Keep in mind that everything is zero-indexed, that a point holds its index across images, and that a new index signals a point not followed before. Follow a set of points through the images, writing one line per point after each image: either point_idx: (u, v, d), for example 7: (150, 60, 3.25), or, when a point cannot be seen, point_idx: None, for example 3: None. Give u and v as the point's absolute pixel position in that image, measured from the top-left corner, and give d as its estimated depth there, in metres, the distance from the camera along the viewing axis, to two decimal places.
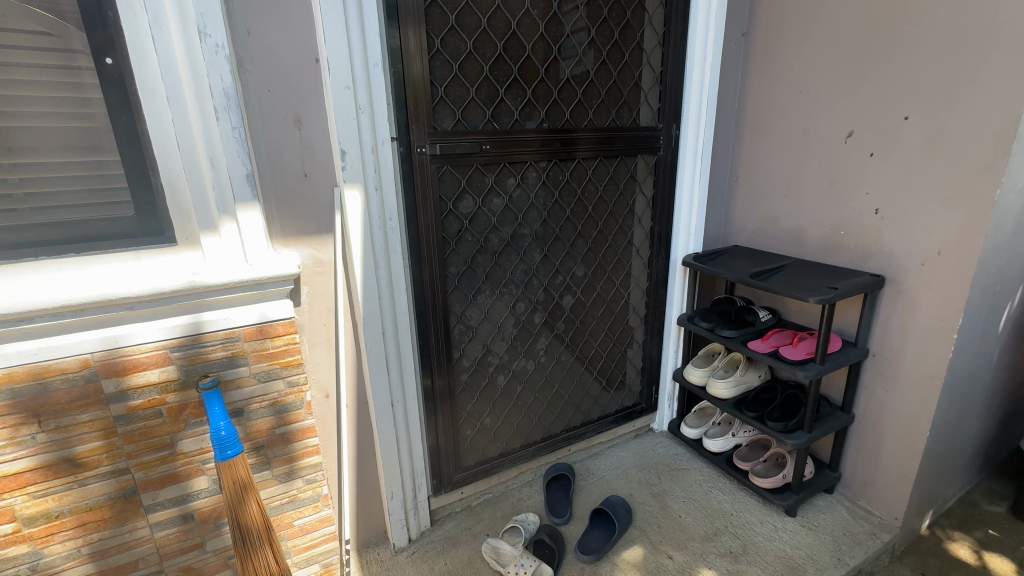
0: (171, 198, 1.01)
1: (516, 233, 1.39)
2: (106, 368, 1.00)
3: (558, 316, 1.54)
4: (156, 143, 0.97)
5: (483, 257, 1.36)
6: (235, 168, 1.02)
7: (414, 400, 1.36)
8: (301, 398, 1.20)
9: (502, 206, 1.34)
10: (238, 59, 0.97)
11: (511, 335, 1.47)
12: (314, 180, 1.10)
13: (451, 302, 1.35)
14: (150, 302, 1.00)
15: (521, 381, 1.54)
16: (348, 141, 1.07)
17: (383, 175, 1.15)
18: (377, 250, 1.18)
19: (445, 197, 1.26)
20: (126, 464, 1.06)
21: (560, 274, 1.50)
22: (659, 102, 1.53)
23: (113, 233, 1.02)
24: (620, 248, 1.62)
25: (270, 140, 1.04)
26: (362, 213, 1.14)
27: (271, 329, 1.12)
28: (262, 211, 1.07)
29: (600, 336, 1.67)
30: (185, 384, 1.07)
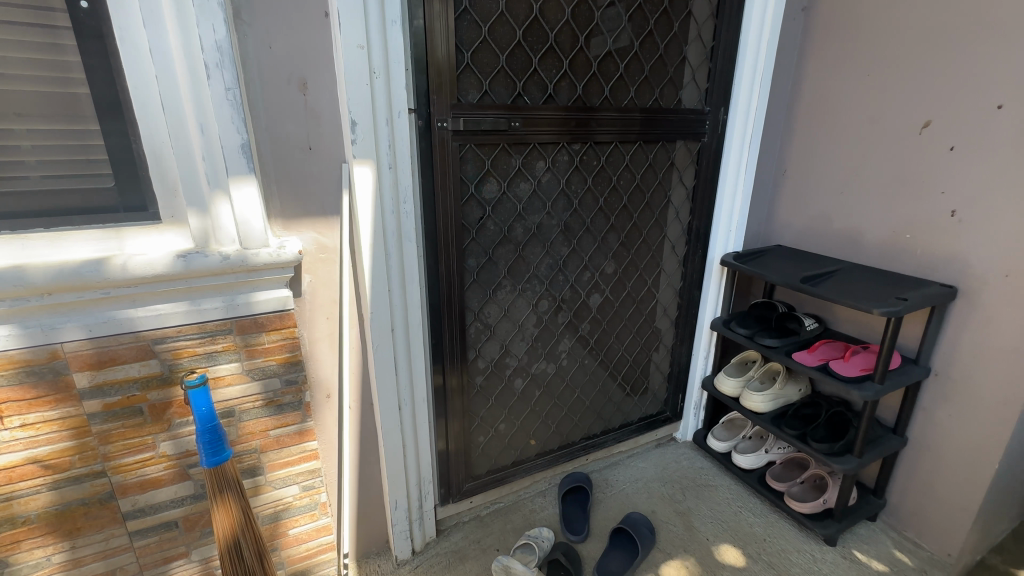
0: (156, 173, 0.88)
1: (543, 223, 1.24)
2: (79, 360, 0.88)
3: (583, 316, 1.40)
4: (137, 103, 0.83)
5: (506, 248, 1.21)
6: (228, 136, 0.87)
7: (423, 403, 1.23)
8: (299, 399, 1.10)
9: (529, 192, 1.20)
10: (234, 8, 0.83)
11: (532, 335, 1.33)
12: (320, 155, 0.97)
13: (468, 298, 1.21)
14: (129, 287, 0.88)
15: (540, 385, 1.40)
16: (360, 110, 0.93)
17: (397, 150, 1.00)
18: (388, 236, 1.05)
19: (467, 179, 1.12)
20: (101, 467, 0.95)
21: (588, 270, 1.35)
22: (708, 82, 1.37)
23: (88, 207, 0.88)
24: (653, 243, 1.47)
25: (270, 106, 0.90)
26: (374, 193, 1.00)
27: (269, 323, 1.01)
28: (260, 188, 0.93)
29: (627, 339, 1.52)
30: (168, 381, 0.96)
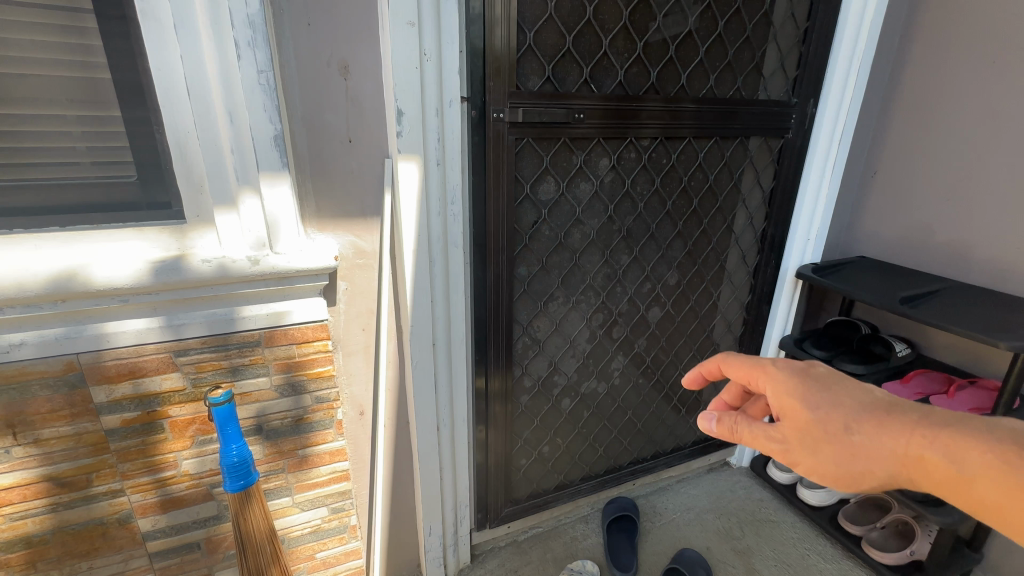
0: (179, 163, 0.76)
1: (603, 228, 1.10)
2: (95, 372, 0.80)
3: (641, 332, 1.25)
4: (159, 86, 0.72)
5: (561, 256, 1.08)
6: (260, 126, 0.76)
7: (463, 423, 1.12)
8: (329, 416, 1.00)
9: (590, 193, 1.06)
10: None
11: (584, 352, 1.20)
12: (361, 148, 0.86)
13: (517, 310, 1.08)
14: (149, 294, 0.79)
15: (589, 405, 1.27)
16: (408, 98, 0.81)
17: (447, 145, 0.88)
18: (432, 241, 0.93)
19: (522, 177, 0.98)
20: (120, 486, 0.88)
21: (650, 281, 1.20)
22: (797, 70, 1.19)
23: (111, 207, 0.80)
24: (721, 252, 1.30)
25: (308, 93, 0.80)
26: (419, 193, 0.88)
27: (300, 334, 0.91)
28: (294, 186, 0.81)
29: (686, 357, 1.37)
30: (191, 396, 0.87)
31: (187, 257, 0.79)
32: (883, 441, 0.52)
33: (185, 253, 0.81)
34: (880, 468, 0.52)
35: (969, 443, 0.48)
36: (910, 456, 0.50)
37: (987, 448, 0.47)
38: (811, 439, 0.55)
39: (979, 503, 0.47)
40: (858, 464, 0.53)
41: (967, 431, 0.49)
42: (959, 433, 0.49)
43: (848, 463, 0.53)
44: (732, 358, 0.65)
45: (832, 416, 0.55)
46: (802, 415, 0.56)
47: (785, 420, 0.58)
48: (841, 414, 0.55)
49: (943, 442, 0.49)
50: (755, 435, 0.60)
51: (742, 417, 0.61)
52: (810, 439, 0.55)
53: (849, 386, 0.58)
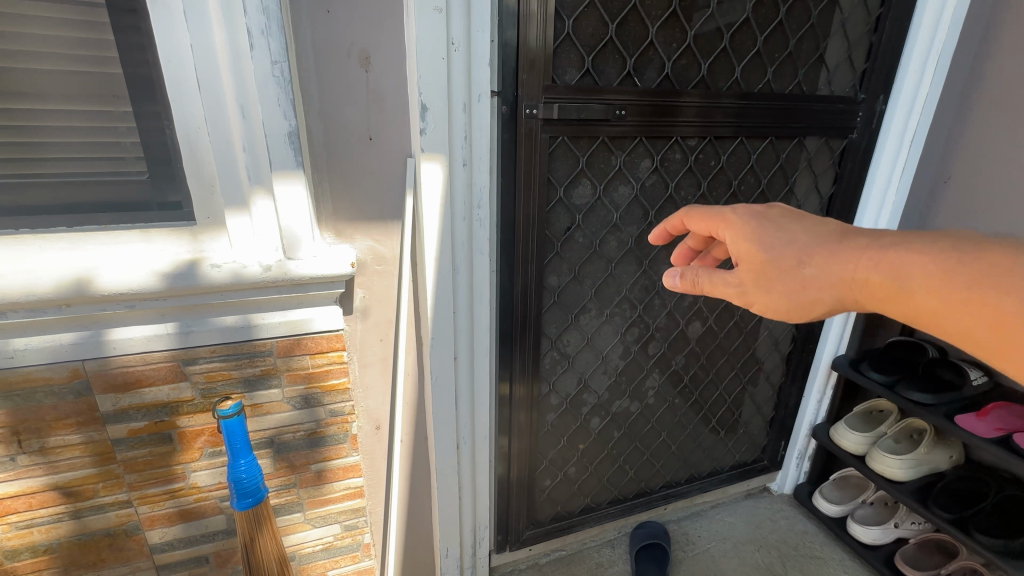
0: (190, 161, 0.71)
1: (642, 236, 1.00)
2: (100, 381, 0.76)
3: (679, 348, 1.15)
4: (168, 79, 0.67)
5: (595, 265, 0.99)
6: (273, 121, 0.70)
7: (484, 442, 1.05)
8: (344, 431, 0.94)
9: (629, 197, 0.97)
10: None
11: (617, 369, 1.11)
12: (382, 147, 0.79)
13: (546, 323, 1.00)
14: (157, 300, 0.75)
15: (620, 425, 1.18)
16: (433, 92, 0.74)
17: (475, 143, 0.81)
18: (456, 248, 0.86)
19: (556, 179, 0.90)
20: (127, 497, 0.84)
21: (691, 294, 1.10)
22: (867, 62, 1.06)
23: (115, 201, 0.75)
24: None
25: (326, 86, 0.74)
26: (443, 196, 0.80)
27: (315, 344, 0.86)
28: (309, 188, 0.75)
29: (728, 376, 1.26)
30: (200, 407, 0.83)
31: (197, 262, 0.75)
32: (831, 272, 0.51)
33: (194, 257, 0.76)
34: (829, 295, 0.52)
35: (912, 259, 0.47)
36: (856, 281, 0.50)
37: (933, 261, 0.45)
38: (764, 276, 0.55)
39: (931, 321, 0.46)
40: (807, 296, 0.53)
41: (916, 248, 0.47)
42: (902, 250, 0.48)
43: (798, 295, 0.54)
44: (693, 211, 0.64)
45: (786, 251, 0.54)
46: (757, 256, 0.56)
47: (742, 266, 0.58)
48: (794, 249, 0.54)
49: (888, 264, 0.48)
50: (715, 284, 0.60)
51: (703, 269, 0.61)
52: (764, 274, 0.55)
53: (805, 222, 0.57)
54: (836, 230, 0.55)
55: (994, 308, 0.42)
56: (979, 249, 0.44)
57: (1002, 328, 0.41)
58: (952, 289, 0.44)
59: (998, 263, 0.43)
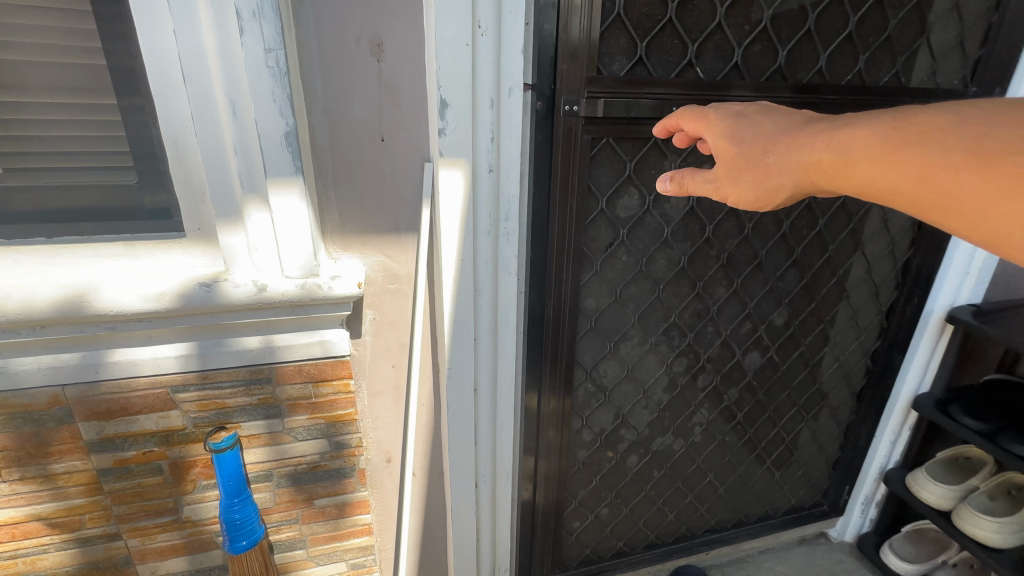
0: (177, 166, 0.62)
1: (697, 254, 0.86)
2: (83, 407, 0.69)
3: (733, 381, 1.00)
4: (151, 71, 0.58)
5: (639, 286, 0.85)
6: (268, 120, 0.59)
7: (507, 480, 0.93)
8: (351, 465, 0.85)
9: (683, 209, 0.82)
10: None
11: (660, 403, 0.97)
12: (396, 149, 0.69)
13: (580, 351, 0.87)
14: (141, 321, 0.66)
15: (660, 464, 1.04)
16: (454, 86, 0.62)
17: (503, 146, 0.68)
18: (478, 266, 0.74)
19: (597, 188, 0.77)
20: (116, 529, 0.77)
21: (751, 321, 0.94)
22: (983, 49, 0.87)
23: (95, 206, 0.66)
24: (851, 288, 1.00)
25: (332, 79, 0.64)
26: (464, 207, 0.69)
27: (319, 371, 0.76)
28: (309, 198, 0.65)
29: (788, 413, 1.09)
30: (191, 437, 0.74)
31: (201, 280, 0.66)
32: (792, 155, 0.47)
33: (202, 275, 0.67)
34: (786, 176, 0.48)
35: (856, 130, 0.43)
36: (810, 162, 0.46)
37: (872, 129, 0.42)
38: (729, 166, 0.52)
39: (878, 192, 0.43)
40: (767, 182, 0.50)
41: (863, 118, 0.44)
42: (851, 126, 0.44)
43: (760, 182, 0.50)
44: (686, 111, 0.59)
45: (751, 143, 0.51)
46: (729, 150, 0.52)
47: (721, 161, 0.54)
48: (759, 138, 0.51)
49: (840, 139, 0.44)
50: (699, 181, 0.55)
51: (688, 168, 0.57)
52: (732, 167, 0.52)
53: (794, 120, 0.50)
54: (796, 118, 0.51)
55: (923, 166, 0.39)
56: (926, 111, 0.40)
57: (925, 181, 0.39)
58: (889, 150, 0.41)
59: (931, 121, 0.39)
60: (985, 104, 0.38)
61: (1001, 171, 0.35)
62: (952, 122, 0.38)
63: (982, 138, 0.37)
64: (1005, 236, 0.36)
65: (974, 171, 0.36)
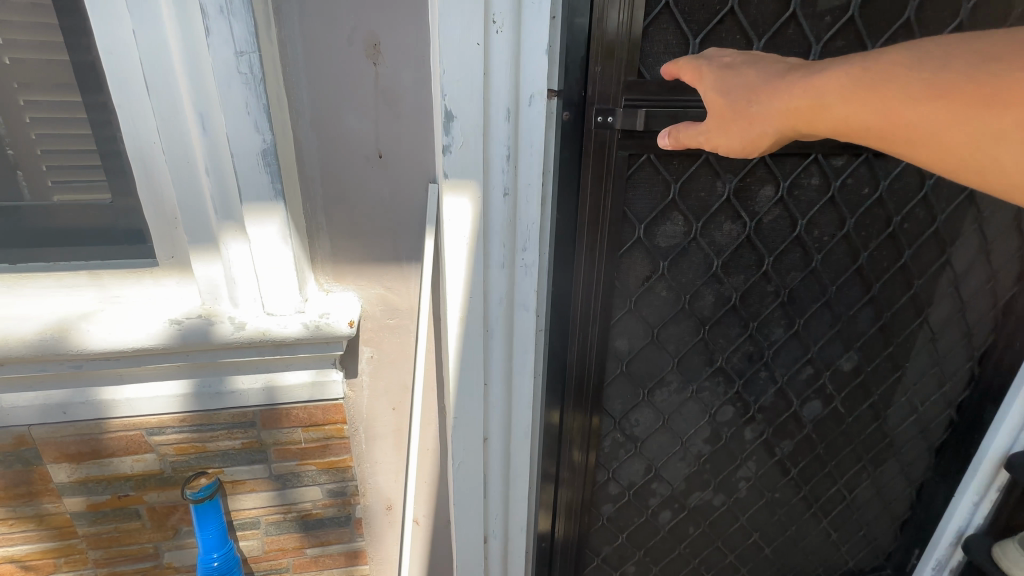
0: (145, 189, 0.55)
1: (751, 289, 0.72)
2: (51, 449, 0.63)
3: (787, 432, 0.86)
4: (112, 78, 0.50)
5: (680, 326, 0.73)
6: (241, 137, 0.50)
7: (520, 535, 0.83)
8: (347, 512, 0.76)
9: (738, 237, 0.68)
10: None
11: (700, 455, 0.84)
12: (397, 167, 0.59)
13: (608, 397, 0.75)
14: (107, 361, 0.59)
15: (698, 521, 0.91)
16: (462, 95, 0.52)
17: (520, 164, 0.57)
18: (489, 304, 0.63)
19: (633, 212, 0.64)
20: (94, 572, 0.72)
21: (813, 366, 0.80)
22: None
23: (56, 227, 0.59)
24: (938, 331, 0.83)
25: (321, 86, 0.54)
26: (472, 237, 0.58)
27: (309, 415, 0.68)
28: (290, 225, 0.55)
29: (852, 469, 0.94)
30: (168, 482, 0.67)
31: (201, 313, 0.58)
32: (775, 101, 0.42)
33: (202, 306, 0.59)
34: (770, 125, 0.43)
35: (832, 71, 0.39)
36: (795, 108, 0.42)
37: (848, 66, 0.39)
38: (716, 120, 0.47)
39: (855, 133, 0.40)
40: (752, 132, 0.45)
41: (840, 61, 0.40)
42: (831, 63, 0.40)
43: (746, 135, 0.46)
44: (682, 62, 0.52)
45: (738, 91, 0.46)
46: (717, 103, 0.47)
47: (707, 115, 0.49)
48: (747, 85, 0.45)
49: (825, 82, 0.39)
50: (692, 136, 0.50)
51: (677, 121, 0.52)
52: (720, 120, 0.47)
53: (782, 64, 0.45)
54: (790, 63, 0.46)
55: (892, 106, 0.37)
56: (893, 48, 0.38)
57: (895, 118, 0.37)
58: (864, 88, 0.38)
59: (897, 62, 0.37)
60: (951, 36, 0.36)
61: (967, 97, 0.34)
62: (917, 58, 0.36)
63: (946, 67, 0.35)
64: (985, 157, 0.34)
65: (937, 104, 0.35)
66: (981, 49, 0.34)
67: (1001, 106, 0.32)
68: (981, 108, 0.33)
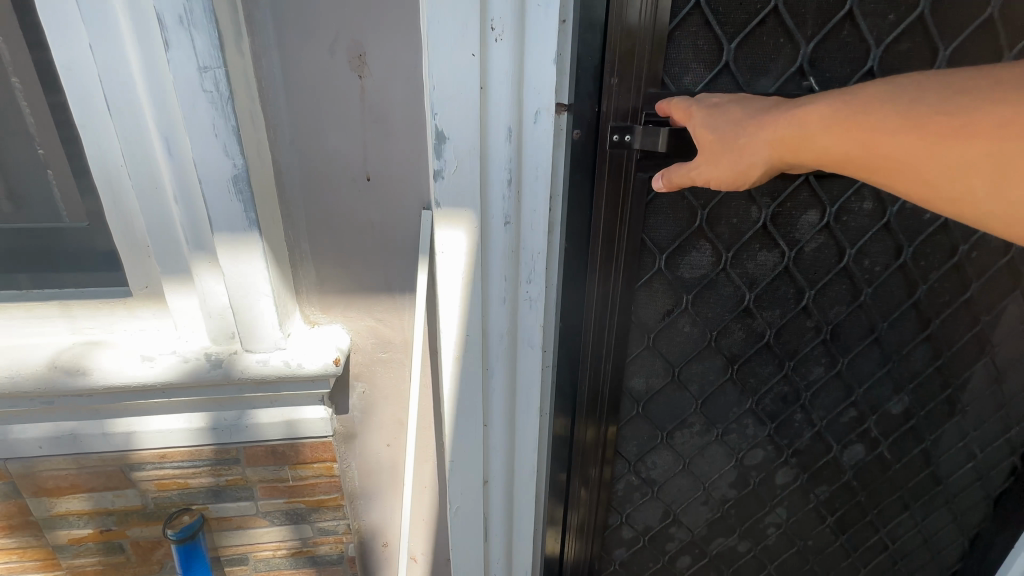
0: (115, 216, 0.50)
1: (788, 325, 0.64)
2: (30, 484, 0.60)
3: (824, 478, 0.77)
4: (72, 99, 0.45)
5: (705, 364, 0.65)
6: (209, 162, 0.45)
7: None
8: (339, 550, 0.72)
9: (774, 267, 0.60)
10: None
11: (725, 500, 0.76)
12: (388, 192, 0.53)
13: (621, 438, 0.68)
14: (80, 397, 0.55)
15: (721, 569, 0.83)
16: (456, 113, 0.45)
17: (524, 189, 0.51)
18: (488, 341, 0.57)
19: (653, 240, 0.57)
20: None
21: (856, 408, 0.71)
22: None
23: (19, 249, 0.54)
24: (1005, 371, 0.73)
25: (301, 102, 0.48)
26: (468, 270, 0.52)
27: (296, 454, 0.63)
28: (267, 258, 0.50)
29: (897, 518, 0.84)
30: (152, 518, 0.64)
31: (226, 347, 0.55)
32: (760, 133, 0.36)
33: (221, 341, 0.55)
34: (761, 157, 0.37)
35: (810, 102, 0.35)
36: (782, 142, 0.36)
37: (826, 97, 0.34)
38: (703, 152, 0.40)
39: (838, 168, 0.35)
40: (743, 166, 0.38)
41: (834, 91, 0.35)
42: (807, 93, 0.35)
43: (734, 171, 0.39)
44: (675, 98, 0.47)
45: (724, 124, 0.39)
46: (702, 135, 0.40)
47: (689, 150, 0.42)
48: (733, 117, 0.39)
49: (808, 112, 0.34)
50: (679, 172, 0.43)
51: None
52: (706, 154, 0.40)
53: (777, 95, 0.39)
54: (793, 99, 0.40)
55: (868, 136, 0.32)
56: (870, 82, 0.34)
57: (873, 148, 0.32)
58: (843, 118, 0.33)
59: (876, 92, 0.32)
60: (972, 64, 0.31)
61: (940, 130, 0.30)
62: (895, 86, 0.32)
63: (920, 96, 0.31)
64: (955, 194, 0.31)
65: (916, 133, 0.30)
66: (964, 78, 0.30)
67: (973, 140, 0.29)
68: (950, 142, 0.30)
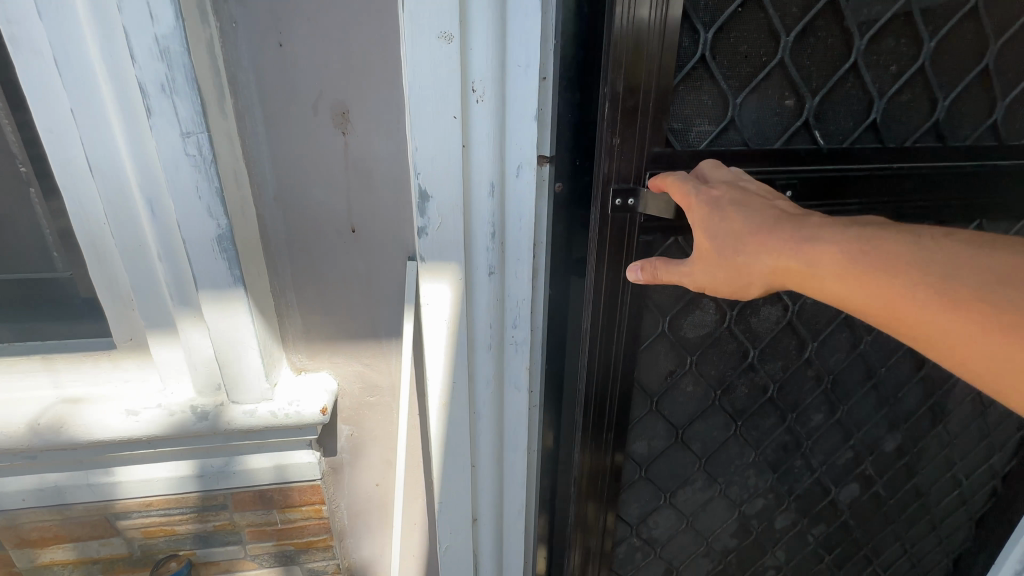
0: (98, 272, 0.50)
1: (790, 375, 0.65)
2: (14, 535, 0.60)
3: (823, 519, 0.78)
4: (54, 160, 0.45)
5: (709, 417, 0.65)
6: (192, 223, 0.45)
7: None
8: None
9: (775, 323, 0.61)
10: None
11: (728, 546, 0.76)
12: (372, 243, 0.53)
13: (626, 494, 0.68)
14: (64, 450, 0.55)
15: None
16: (438, 173, 0.46)
17: (507, 241, 0.51)
18: (475, 386, 0.57)
19: (659, 302, 0.58)
20: None
21: (853, 450, 0.73)
22: None
23: (14, 298, 0.56)
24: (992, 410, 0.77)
25: (286, 158, 0.49)
26: (453, 320, 0.52)
27: (283, 498, 0.63)
28: (251, 313, 0.50)
29: (890, 550, 0.86)
30: (139, 563, 0.64)
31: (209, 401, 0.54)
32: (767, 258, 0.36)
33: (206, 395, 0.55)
34: (762, 280, 0.37)
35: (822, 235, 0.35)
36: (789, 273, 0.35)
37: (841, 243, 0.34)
38: (704, 254, 0.40)
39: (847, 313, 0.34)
40: (743, 284, 0.38)
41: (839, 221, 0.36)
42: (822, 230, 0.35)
43: (734, 282, 0.39)
44: (670, 178, 0.45)
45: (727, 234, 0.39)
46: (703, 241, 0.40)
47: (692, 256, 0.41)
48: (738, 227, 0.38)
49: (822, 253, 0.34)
50: (674, 274, 0.42)
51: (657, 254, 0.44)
52: (708, 263, 0.40)
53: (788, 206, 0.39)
54: (801, 208, 0.39)
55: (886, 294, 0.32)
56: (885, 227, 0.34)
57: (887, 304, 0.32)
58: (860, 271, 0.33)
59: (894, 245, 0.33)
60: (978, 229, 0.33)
61: (958, 310, 0.30)
62: (911, 248, 0.32)
63: (938, 267, 0.31)
64: (969, 370, 0.30)
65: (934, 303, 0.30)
66: (985, 257, 0.31)
67: (991, 325, 0.29)
68: (967, 319, 0.29)
